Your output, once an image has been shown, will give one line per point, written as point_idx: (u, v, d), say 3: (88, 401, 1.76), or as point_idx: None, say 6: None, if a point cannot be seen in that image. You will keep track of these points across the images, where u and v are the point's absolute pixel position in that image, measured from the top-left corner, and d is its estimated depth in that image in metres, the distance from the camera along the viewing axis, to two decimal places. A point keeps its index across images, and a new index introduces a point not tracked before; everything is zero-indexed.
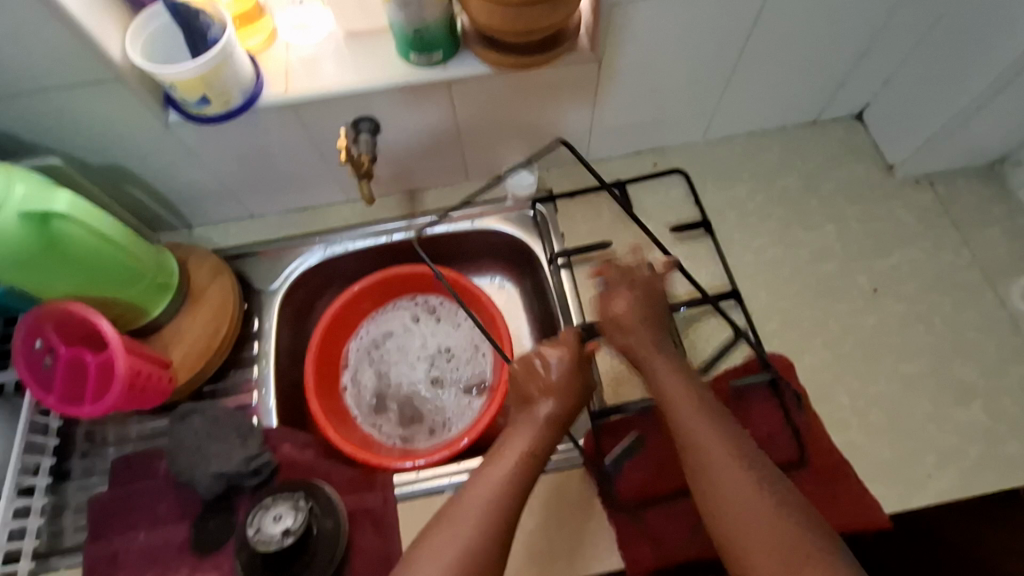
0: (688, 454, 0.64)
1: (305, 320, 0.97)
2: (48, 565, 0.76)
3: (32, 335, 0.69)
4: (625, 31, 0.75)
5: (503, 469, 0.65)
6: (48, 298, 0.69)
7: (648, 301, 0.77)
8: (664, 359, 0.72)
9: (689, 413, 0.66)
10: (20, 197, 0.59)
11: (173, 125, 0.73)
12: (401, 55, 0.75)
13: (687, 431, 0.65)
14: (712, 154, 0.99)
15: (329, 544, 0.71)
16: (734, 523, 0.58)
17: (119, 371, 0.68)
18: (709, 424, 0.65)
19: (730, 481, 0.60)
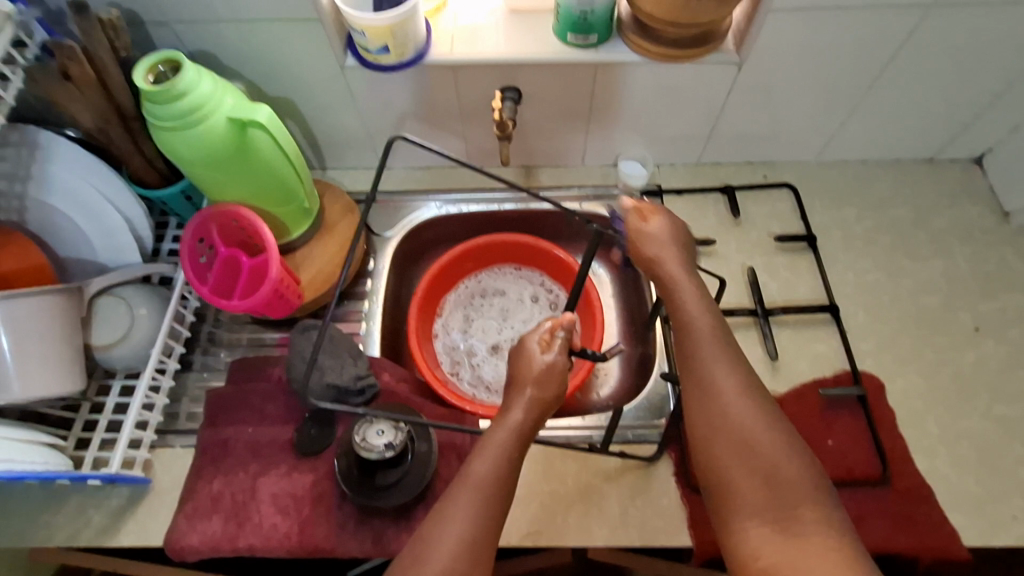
0: (698, 381, 0.61)
1: (414, 263, 1.05)
2: (164, 441, 0.84)
3: (198, 234, 0.78)
4: (774, 40, 0.79)
5: (480, 487, 0.56)
6: (220, 200, 0.78)
7: (666, 241, 0.70)
8: (691, 283, 0.67)
9: (726, 380, 0.60)
10: (230, 105, 0.68)
11: (348, 68, 0.83)
12: (560, 36, 0.81)
13: (700, 360, 0.62)
14: (823, 176, 1.01)
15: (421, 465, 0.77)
16: (742, 464, 0.57)
17: (272, 274, 0.77)
18: (722, 359, 0.61)
19: (742, 417, 0.58)
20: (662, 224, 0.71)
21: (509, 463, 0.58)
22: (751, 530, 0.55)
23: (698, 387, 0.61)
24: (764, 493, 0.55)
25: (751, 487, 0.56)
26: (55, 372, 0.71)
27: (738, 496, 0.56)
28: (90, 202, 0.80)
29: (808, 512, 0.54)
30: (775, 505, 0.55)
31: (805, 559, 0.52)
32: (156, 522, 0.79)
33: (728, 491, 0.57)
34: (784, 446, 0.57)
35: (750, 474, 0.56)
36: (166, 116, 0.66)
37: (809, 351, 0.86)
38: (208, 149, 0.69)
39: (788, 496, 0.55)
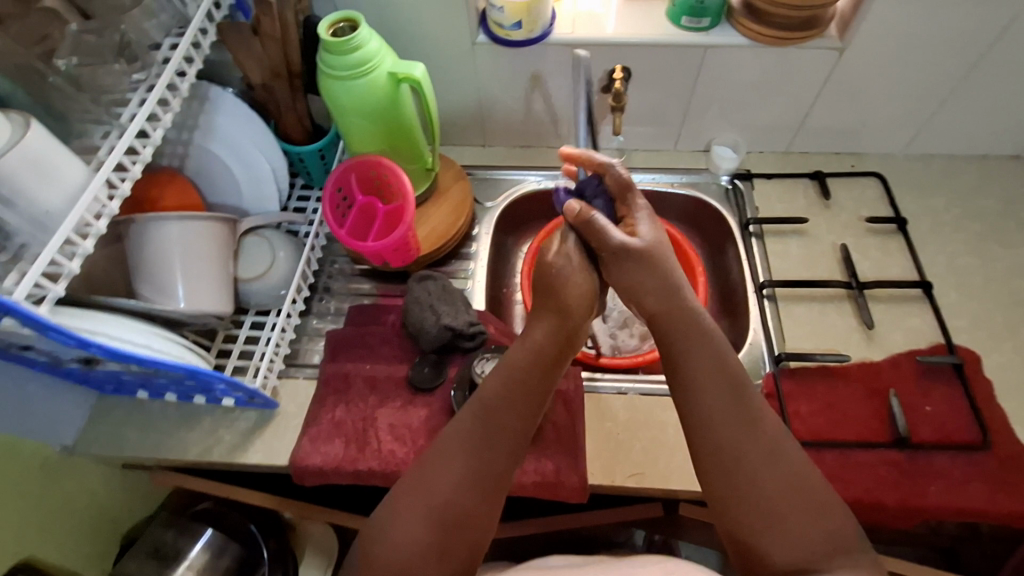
0: (708, 432, 0.61)
1: (517, 230, 1.12)
2: (288, 373, 0.91)
3: (339, 182, 0.87)
4: (877, 28, 0.85)
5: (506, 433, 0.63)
6: (362, 153, 0.87)
7: (659, 255, 0.65)
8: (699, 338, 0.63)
9: (751, 442, 0.60)
10: (392, 61, 0.78)
11: (479, 44, 0.92)
12: (673, 19, 0.90)
13: (710, 407, 0.61)
14: (911, 167, 1.05)
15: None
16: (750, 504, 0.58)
17: (407, 220, 0.85)
18: (718, 398, 0.61)
19: (761, 472, 0.59)
20: (648, 232, 0.67)
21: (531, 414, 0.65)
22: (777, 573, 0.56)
23: (701, 433, 0.61)
24: (795, 546, 0.56)
25: (781, 543, 0.57)
26: (210, 291, 0.80)
27: (765, 555, 0.57)
28: (245, 152, 0.90)
29: (841, 566, 0.55)
30: (808, 560, 0.56)
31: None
32: (283, 443, 0.85)
33: (755, 550, 0.57)
34: (814, 504, 0.58)
35: (782, 530, 0.57)
36: (341, 66, 0.75)
37: (903, 324, 0.89)
38: (368, 99, 0.78)
39: (823, 548, 0.56)
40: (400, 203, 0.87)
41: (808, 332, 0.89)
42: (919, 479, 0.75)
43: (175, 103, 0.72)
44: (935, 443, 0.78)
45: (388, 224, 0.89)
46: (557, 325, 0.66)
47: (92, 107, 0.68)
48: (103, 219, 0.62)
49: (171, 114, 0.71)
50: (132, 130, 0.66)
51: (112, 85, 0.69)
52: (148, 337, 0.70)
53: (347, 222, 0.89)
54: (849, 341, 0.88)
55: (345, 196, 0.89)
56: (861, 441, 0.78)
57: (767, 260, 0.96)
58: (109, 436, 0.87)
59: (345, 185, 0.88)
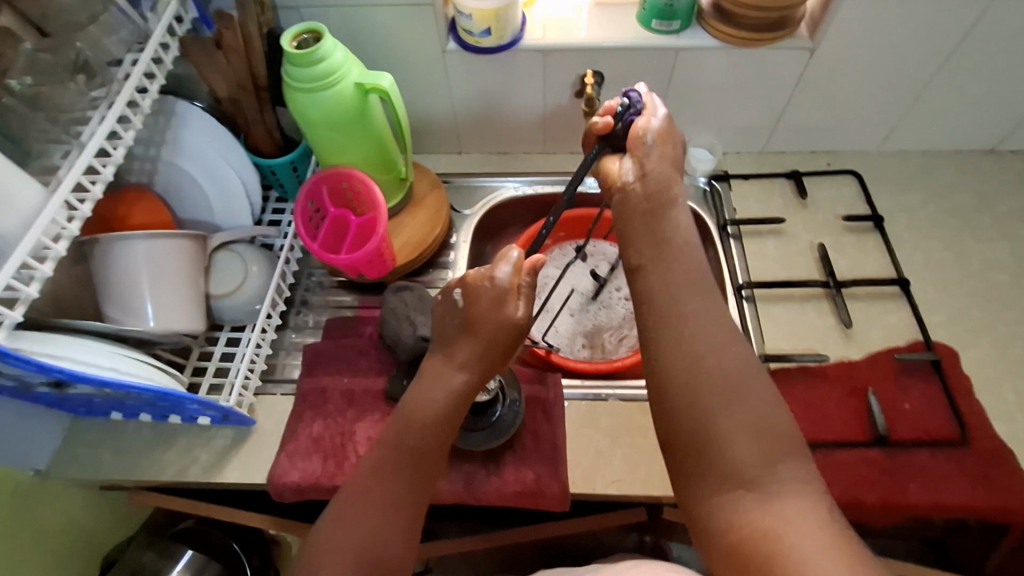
0: (686, 332, 0.60)
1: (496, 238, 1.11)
2: (265, 390, 0.90)
3: (311, 195, 0.86)
4: (846, 27, 0.85)
5: (415, 423, 0.65)
6: (332, 165, 0.86)
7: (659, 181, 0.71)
8: (685, 253, 0.66)
9: (713, 367, 0.58)
10: (358, 73, 0.77)
11: (449, 52, 0.91)
12: (644, 23, 0.89)
13: (683, 319, 0.61)
14: (886, 164, 1.05)
15: (509, 417, 0.82)
16: (717, 449, 0.55)
17: (380, 231, 0.84)
18: (700, 303, 0.62)
19: (721, 368, 0.58)
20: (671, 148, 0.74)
21: (454, 394, 0.66)
22: (716, 487, 0.54)
23: (678, 343, 0.60)
24: (750, 446, 0.54)
25: (738, 451, 0.54)
26: (184, 311, 0.78)
27: (721, 454, 0.55)
28: (214, 165, 0.89)
29: (788, 472, 0.53)
30: (758, 463, 0.54)
31: (782, 521, 0.50)
32: (260, 461, 0.84)
33: (710, 454, 0.55)
34: (761, 411, 0.56)
35: (739, 426, 0.55)
36: (306, 78, 0.74)
37: (881, 321, 0.89)
38: (335, 111, 0.77)
39: (770, 453, 0.54)
40: (373, 215, 0.86)
41: (787, 332, 0.89)
42: (898, 477, 0.75)
43: (137, 121, 0.71)
44: (914, 441, 0.78)
45: (362, 237, 0.88)
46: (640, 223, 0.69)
47: (51, 127, 0.67)
48: (63, 241, 0.62)
49: (133, 130, 0.71)
50: (91, 148, 0.65)
51: (71, 104, 0.68)
52: (117, 359, 0.69)
53: (320, 234, 0.88)
54: (828, 340, 0.87)
55: (317, 209, 0.88)
56: (840, 441, 0.78)
57: (745, 261, 0.96)
58: (83, 459, 0.85)
59: (316, 197, 0.87)
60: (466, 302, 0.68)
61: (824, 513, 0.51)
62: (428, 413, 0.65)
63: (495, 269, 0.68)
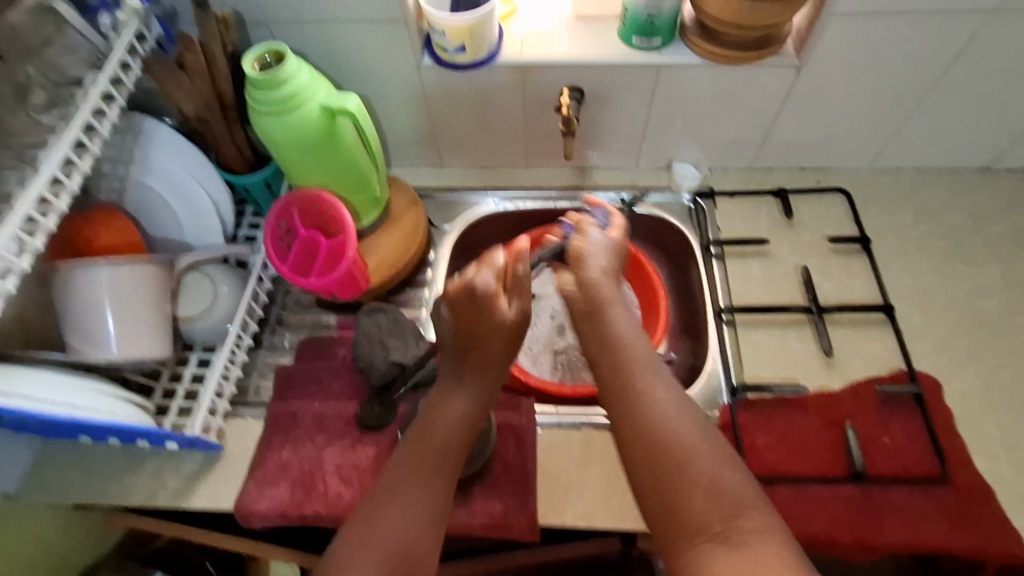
0: (634, 396, 0.59)
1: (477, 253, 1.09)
2: (237, 412, 0.89)
3: (280, 216, 0.84)
4: (834, 46, 0.82)
5: (439, 441, 0.60)
6: (301, 186, 0.84)
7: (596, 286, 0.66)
8: (620, 312, 0.65)
9: (657, 407, 0.58)
10: (324, 94, 0.74)
11: (424, 67, 0.89)
12: (625, 38, 0.86)
13: (632, 386, 0.60)
14: (877, 181, 1.02)
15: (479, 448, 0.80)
16: (680, 492, 0.54)
17: (349, 256, 0.82)
18: (651, 372, 0.61)
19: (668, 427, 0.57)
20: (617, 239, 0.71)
21: (472, 417, 0.62)
22: (692, 538, 0.52)
23: (626, 410, 0.59)
24: (705, 499, 0.53)
25: (695, 500, 0.53)
26: (147, 338, 0.76)
27: (682, 506, 0.54)
28: (182, 185, 0.87)
29: (751, 523, 0.52)
30: (713, 511, 0.53)
31: (753, 568, 0.49)
32: (229, 487, 0.83)
33: (671, 501, 0.54)
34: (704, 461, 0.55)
35: (695, 481, 0.54)
36: (268, 102, 0.72)
37: (865, 349, 0.86)
38: (300, 133, 0.74)
39: (732, 503, 0.53)
40: (343, 237, 0.84)
41: (768, 360, 0.87)
42: (873, 515, 0.74)
43: (94, 147, 0.68)
44: (892, 477, 0.76)
45: (332, 259, 0.86)
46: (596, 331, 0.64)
47: (4, 155, 0.65)
48: (10, 278, 0.59)
49: (89, 157, 0.68)
50: (43, 178, 0.62)
51: (25, 132, 0.66)
52: (72, 392, 0.68)
53: (290, 256, 0.86)
54: (808, 369, 0.85)
55: (287, 230, 0.86)
56: (815, 476, 0.76)
57: (728, 283, 0.94)
58: (51, 482, 0.84)
59: (286, 218, 0.85)
60: (452, 313, 0.64)
61: (787, 559, 0.50)
62: (446, 426, 0.60)
63: (475, 275, 0.63)
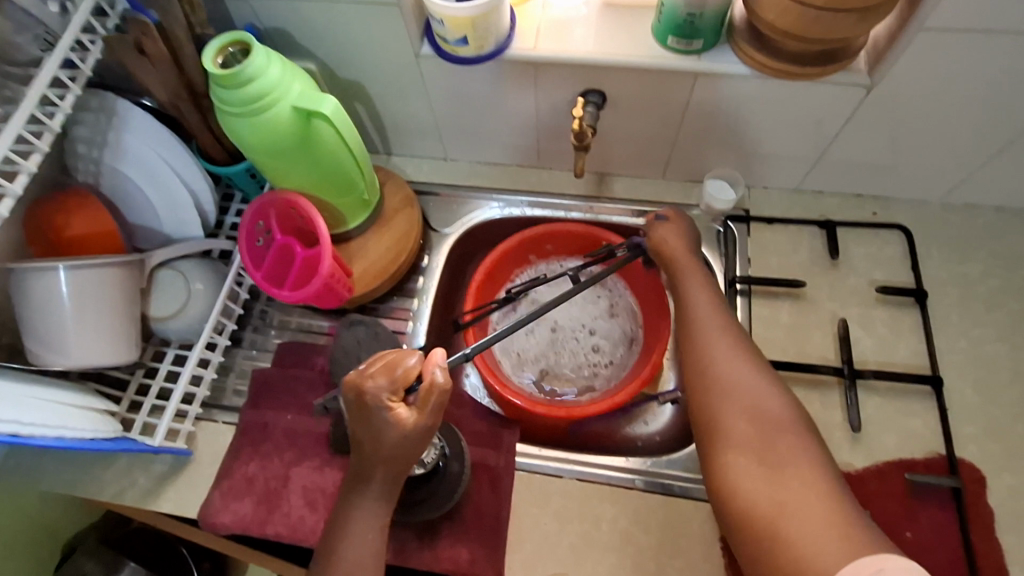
0: (704, 343, 0.66)
1: (473, 256, 1.00)
2: (210, 415, 0.85)
3: (258, 217, 0.78)
4: (917, 64, 0.67)
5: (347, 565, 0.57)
6: (279, 188, 0.77)
7: (677, 251, 0.77)
8: (700, 283, 0.73)
9: (726, 353, 0.64)
10: (297, 92, 0.65)
11: (423, 56, 0.78)
12: (659, 38, 0.73)
13: (701, 332, 0.67)
14: (947, 220, 0.87)
15: (444, 497, 0.75)
16: (729, 416, 0.60)
17: (324, 269, 0.75)
18: (724, 322, 0.68)
19: (724, 368, 0.63)
20: (680, 224, 0.80)
21: (375, 540, 0.58)
22: (727, 455, 0.58)
23: (696, 355, 0.66)
24: (752, 428, 0.58)
25: (740, 425, 0.59)
26: (111, 343, 0.72)
27: (727, 427, 0.59)
28: (158, 173, 0.80)
29: (786, 448, 0.56)
30: (760, 437, 0.57)
31: (784, 494, 0.53)
32: (195, 495, 0.81)
33: (719, 426, 0.60)
34: (761, 406, 0.60)
35: (742, 412, 0.60)
36: (231, 102, 0.63)
37: (899, 425, 0.75)
38: (269, 136, 0.66)
39: (772, 428, 0.58)
40: (320, 247, 0.77)
41: None
42: None
43: (41, 143, 0.61)
44: None
45: (310, 268, 0.79)
46: (682, 292, 0.73)
47: None
48: None
49: (36, 154, 0.61)
50: None
51: None
52: (21, 406, 0.64)
53: (265, 261, 0.80)
54: (829, 440, 0.75)
55: (264, 231, 0.80)
56: None
57: (750, 326, 0.82)
58: (25, 467, 0.83)
59: (262, 218, 0.78)
60: (352, 408, 0.59)
61: (825, 498, 0.52)
62: (354, 546, 0.58)
63: (369, 379, 0.58)
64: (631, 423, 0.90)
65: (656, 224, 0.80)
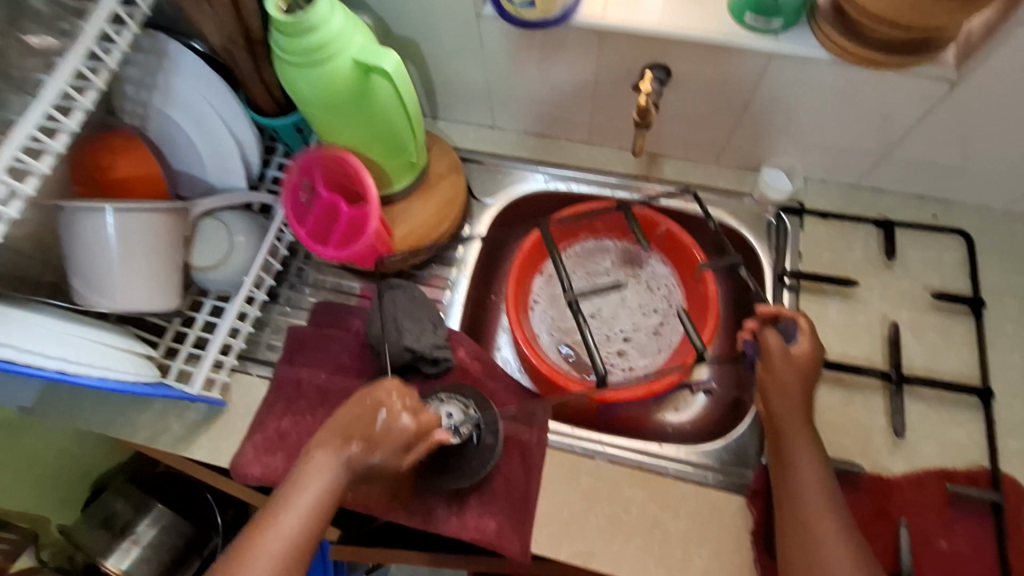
0: (804, 518, 0.61)
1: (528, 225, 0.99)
2: (244, 367, 0.86)
3: (303, 173, 0.78)
4: (1012, 62, 0.63)
5: (296, 519, 0.56)
6: (325, 142, 0.75)
7: (787, 392, 0.68)
8: (806, 443, 0.66)
9: (832, 541, 0.59)
10: (359, 45, 0.63)
11: (485, 17, 0.75)
12: (736, 14, 0.69)
13: (802, 510, 0.61)
14: (1012, 229, 0.84)
15: (480, 465, 0.75)
16: None
17: (372, 228, 0.75)
18: (824, 494, 0.62)
19: (833, 564, 0.57)
20: (806, 357, 0.69)
21: (326, 504, 0.58)
22: None
23: (798, 525, 0.61)
24: None
25: None
26: (155, 289, 0.72)
27: None
28: (205, 120, 0.79)
29: None
30: None
31: None
32: (227, 445, 0.82)
33: None
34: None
35: None
36: (292, 50, 0.61)
37: (943, 435, 0.73)
38: (327, 89, 0.64)
39: None
40: (366, 209, 0.76)
41: (823, 424, 0.75)
42: None
43: (97, 81, 0.60)
44: None
45: (353, 230, 0.79)
46: (790, 454, 0.66)
47: (5, 87, 0.59)
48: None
49: (92, 91, 0.60)
50: (35, 115, 0.55)
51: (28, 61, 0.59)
52: (67, 345, 0.64)
53: (309, 217, 0.79)
54: (868, 443, 0.74)
55: (309, 186, 0.79)
56: None
57: None
58: (62, 404, 0.84)
59: (308, 172, 0.78)
60: (382, 427, 0.61)
61: None
62: (308, 498, 0.57)
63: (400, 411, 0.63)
64: (662, 410, 0.89)
65: (776, 342, 0.69)
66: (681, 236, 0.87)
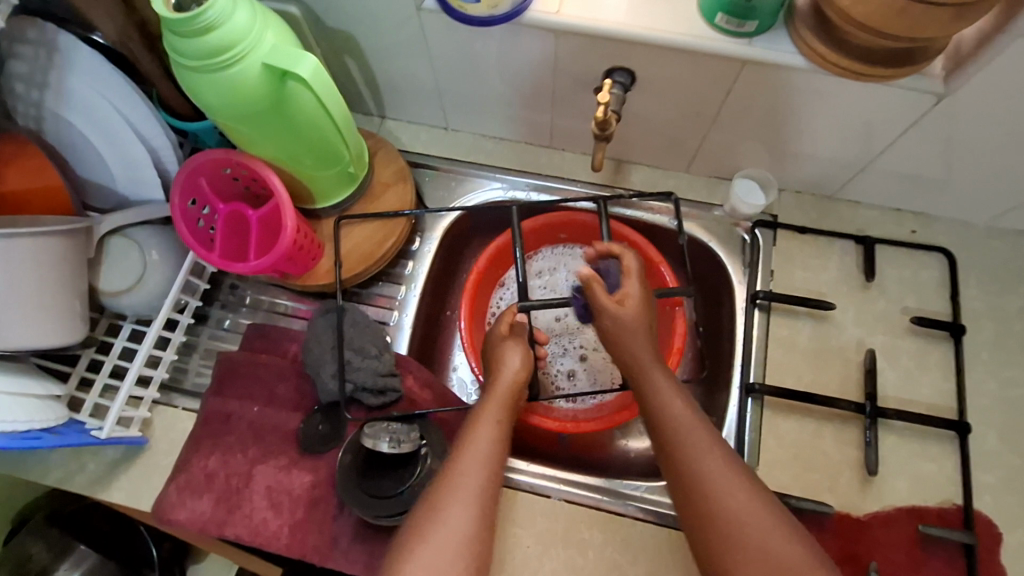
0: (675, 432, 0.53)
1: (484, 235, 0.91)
2: (169, 399, 0.77)
3: (188, 194, 0.68)
4: (1004, 76, 0.57)
5: (483, 442, 0.56)
6: (201, 151, 0.66)
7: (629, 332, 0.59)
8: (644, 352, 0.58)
9: (711, 466, 0.51)
10: (268, 45, 0.54)
11: (425, 10, 0.66)
12: (706, 14, 0.61)
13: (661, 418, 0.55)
14: (992, 246, 0.79)
15: (421, 487, 0.66)
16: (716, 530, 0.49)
17: (287, 228, 0.67)
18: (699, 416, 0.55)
19: (736, 501, 0.49)
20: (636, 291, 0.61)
21: (501, 441, 0.57)
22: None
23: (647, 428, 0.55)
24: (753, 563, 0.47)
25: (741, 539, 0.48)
26: (46, 320, 0.63)
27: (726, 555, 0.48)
28: (109, 125, 0.69)
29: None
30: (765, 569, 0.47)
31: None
32: (149, 486, 0.74)
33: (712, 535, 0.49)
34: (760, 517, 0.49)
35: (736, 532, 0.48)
36: (186, 52, 0.52)
37: (916, 470, 0.70)
38: (234, 97, 0.55)
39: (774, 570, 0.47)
40: (276, 202, 0.68)
41: (793, 458, 0.71)
42: None
43: None
44: None
45: (268, 231, 0.71)
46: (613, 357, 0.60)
47: None
48: None
49: None
50: None
51: None
52: None
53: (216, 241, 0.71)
54: (838, 479, 0.69)
55: (205, 209, 0.71)
56: None
57: (766, 346, 0.75)
58: None
59: (196, 194, 0.69)
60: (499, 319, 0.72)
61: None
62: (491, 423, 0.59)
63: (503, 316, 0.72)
64: (625, 435, 0.84)
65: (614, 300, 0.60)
66: (647, 251, 0.79)
